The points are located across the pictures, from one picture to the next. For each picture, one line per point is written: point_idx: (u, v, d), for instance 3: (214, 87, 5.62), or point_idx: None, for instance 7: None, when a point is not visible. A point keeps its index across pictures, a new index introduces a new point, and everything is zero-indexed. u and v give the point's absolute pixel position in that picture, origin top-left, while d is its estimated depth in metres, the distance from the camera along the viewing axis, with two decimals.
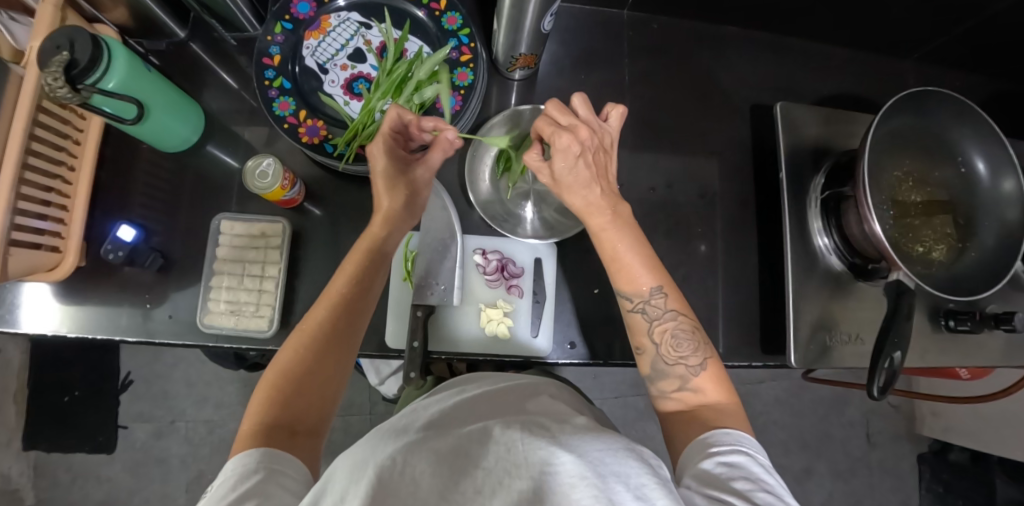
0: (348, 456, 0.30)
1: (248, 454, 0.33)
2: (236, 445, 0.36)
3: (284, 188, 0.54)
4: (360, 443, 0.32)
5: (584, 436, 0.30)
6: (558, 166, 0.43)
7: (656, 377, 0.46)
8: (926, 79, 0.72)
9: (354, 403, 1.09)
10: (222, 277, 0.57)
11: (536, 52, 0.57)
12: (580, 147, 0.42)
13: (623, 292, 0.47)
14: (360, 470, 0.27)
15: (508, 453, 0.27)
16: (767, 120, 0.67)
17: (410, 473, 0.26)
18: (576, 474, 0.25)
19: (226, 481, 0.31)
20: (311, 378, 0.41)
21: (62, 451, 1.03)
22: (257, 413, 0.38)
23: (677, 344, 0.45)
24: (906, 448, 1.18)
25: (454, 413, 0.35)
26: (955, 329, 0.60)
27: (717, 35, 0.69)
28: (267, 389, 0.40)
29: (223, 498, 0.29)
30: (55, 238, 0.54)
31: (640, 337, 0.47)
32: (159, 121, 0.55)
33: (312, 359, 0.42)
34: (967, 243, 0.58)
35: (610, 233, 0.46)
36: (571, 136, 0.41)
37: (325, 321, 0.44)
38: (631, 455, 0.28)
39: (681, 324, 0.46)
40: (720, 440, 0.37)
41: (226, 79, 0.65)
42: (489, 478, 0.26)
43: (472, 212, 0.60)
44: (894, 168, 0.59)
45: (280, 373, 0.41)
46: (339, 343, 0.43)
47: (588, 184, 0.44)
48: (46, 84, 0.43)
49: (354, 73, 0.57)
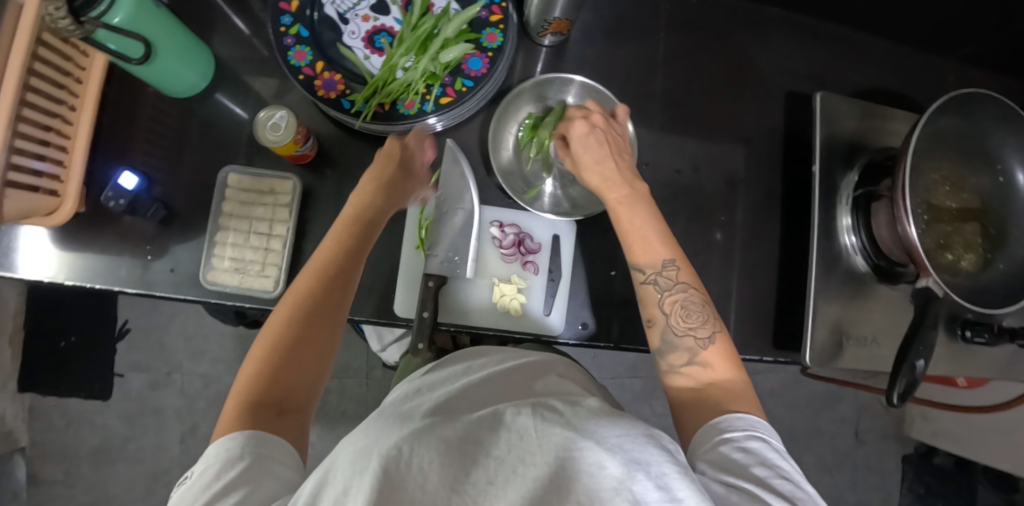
0: (351, 441, 0.28)
1: (232, 438, 0.32)
2: (219, 428, 0.34)
3: (297, 143, 0.51)
4: (361, 429, 0.30)
5: (600, 421, 0.28)
6: (574, 150, 0.47)
7: (666, 349, 0.44)
8: (970, 78, 0.69)
9: (351, 367, 1.09)
10: (228, 233, 0.55)
11: (571, 17, 0.53)
12: (593, 128, 0.47)
13: (636, 263, 0.46)
14: (363, 457, 0.24)
15: (521, 441, 0.26)
16: (803, 108, 0.64)
17: (418, 464, 0.24)
18: (593, 464, 0.24)
19: (208, 469, 0.30)
20: (297, 352, 0.39)
21: (57, 395, 1.03)
22: (240, 392, 0.36)
23: (686, 314, 0.44)
24: (892, 448, 1.20)
25: (462, 398, 0.33)
26: (971, 340, 0.59)
27: (758, 14, 0.65)
28: (251, 366, 0.38)
29: (206, 492, 0.28)
30: (53, 181, 0.52)
31: (651, 308, 0.45)
32: (167, 63, 0.52)
33: (298, 332, 0.40)
34: (995, 254, 0.56)
35: (628, 212, 0.46)
36: (580, 120, 0.47)
37: (311, 291, 0.42)
38: (651, 442, 0.26)
39: (690, 296, 0.44)
40: (732, 426, 0.36)
41: (237, 22, 0.61)
42: (503, 466, 0.25)
43: (491, 182, 0.58)
44: (932, 171, 0.56)
45: (265, 350, 0.39)
46: (325, 312, 0.41)
47: (601, 165, 0.47)
48: (48, 14, 0.39)
49: (376, 25, 0.54)
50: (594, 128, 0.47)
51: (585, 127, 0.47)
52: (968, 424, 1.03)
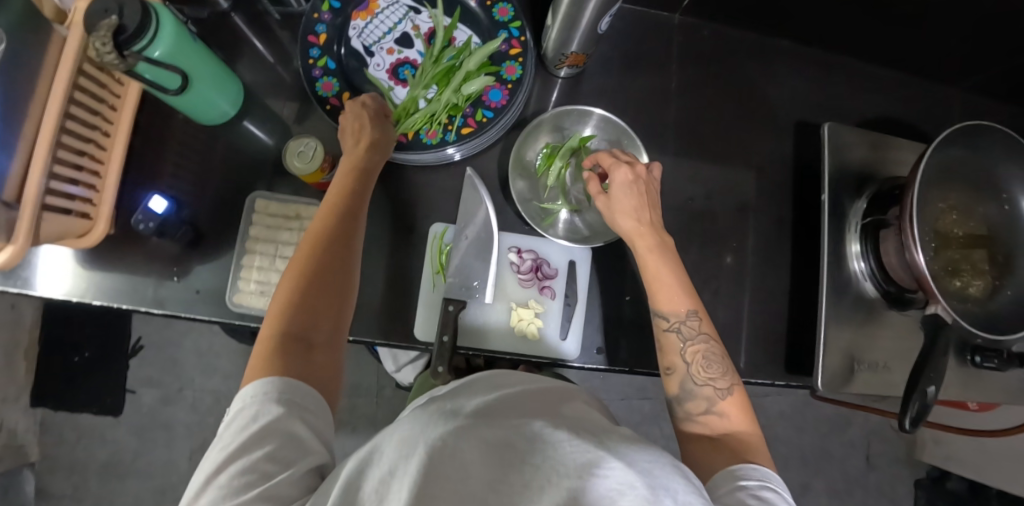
0: (396, 427, 0.30)
1: (265, 380, 0.35)
2: (255, 355, 0.37)
3: (323, 171, 0.53)
4: (406, 418, 0.31)
5: (631, 445, 0.29)
6: (615, 192, 0.49)
7: (683, 398, 0.45)
8: (973, 109, 0.71)
9: (361, 385, 1.09)
10: (254, 257, 0.57)
11: (587, 51, 0.55)
12: (636, 178, 0.49)
13: (660, 310, 0.47)
14: (410, 446, 0.26)
15: (556, 453, 0.26)
16: (811, 138, 0.66)
17: (461, 458, 0.25)
18: (626, 483, 0.24)
19: (244, 411, 0.33)
20: (316, 292, 0.41)
21: (69, 410, 1.04)
22: (270, 328, 0.39)
23: (707, 365, 0.45)
24: (903, 472, 1.19)
25: (498, 406, 0.34)
26: (981, 366, 0.60)
27: (767, 48, 0.67)
28: (277, 304, 0.40)
29: (243, 431, 0.31)
30: (86, 204, 0.54)
31: (672, 356, 0.46)
32: (199, 92, 0.54)
33: (315, 272, 0.42)
34: (1004, 281, 0.57)
35: (654, 256, 0.48)
36: (627, 167, 0.48)
37: (330, 227, 0.44)
38: (678, 471, 0.27)
39: (712, 348, 0.46)
40: (748, 474, 0.37)
41: (264, 53, 0.63)
42: (538, 474, 0.24)
43: (508, 207, 0.59)
44: (939, 200, 0.58)
45: (288, 292, 0.41)
46: (338, 253, 0.44)
47: (638, 209, 0.48)
48: (95, 48, 0.42)
49: (400, 58, 0.56)
50: (637, 178, 0.49)
51: (630, 175, 0.49)
52: (979, 448, 1.02)
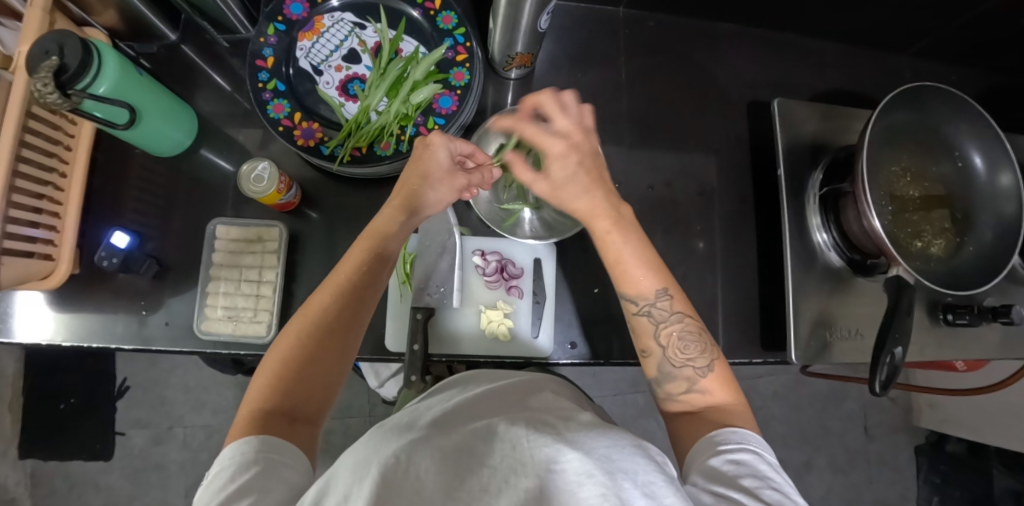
0: (351, 455, 0.28)
1: (247, 441, 0.33)
2: (233, 432, 0.35)
3: (280, 192, 0.53)
4: (363, 441, 0.30)
5: (590, 433, 0.27)
6: (554, 173, 0.43)
7: (662, 380, 0.44)
8: (922, 73, 0.72)
9: (353, 405, 1.09)
10: (219, 283, 0.57)
11: (533, 50, 0.56)
12: (574, 151, 0.42)
13: (627, 295, 0.45)
14: (364, 468, 0.25)
15: (514, 451, 0.25)
16: (765, 116, 0.67)
17: (415, 472, 0.24)
18: (582, 472, 0.23)
19: (224, 471, 0.31)
20: (310, 371, 0.40)
21: (59, 459, 1.02)
22: (255, 403, 0.37)
23: (684, 346, 0.43)
24: (904, 440, 1.18)
25: (460, 410, 0.32)
26: (954, 323, 0.60)
27: (713, 32, 0.68)
28: (266, 379, 0.39)
29: (221, 492, 0.29)
30: (48, 245, 0.53)
31: (645, 339, 0.45)
32: (152, 125, 0.54)
33: (312, 348, 0.40)
34: (965, 237, 0.58)
35: (611, 237, 0.45)
36: (564, 143, 0.41)
37: (338, 303, 0.42)
38: (638, 451, 0.26)
39: (686, 326, 0.44)
40: (727, 439, 0.36)
41: (218, 81, 0.64)
42: (495, 476, 0.24)
43: (471, 212, 0.60)
44: (892, 163, 0.59)
45: (281, 362, 0.40)
46: (341, 330, 0.42)
47: (585, 190, 0.44)
48: (35, 90, 0.41)
49: (349, 74, 0.57)
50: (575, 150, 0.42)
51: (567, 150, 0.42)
52: (975, 408, 1.02)
